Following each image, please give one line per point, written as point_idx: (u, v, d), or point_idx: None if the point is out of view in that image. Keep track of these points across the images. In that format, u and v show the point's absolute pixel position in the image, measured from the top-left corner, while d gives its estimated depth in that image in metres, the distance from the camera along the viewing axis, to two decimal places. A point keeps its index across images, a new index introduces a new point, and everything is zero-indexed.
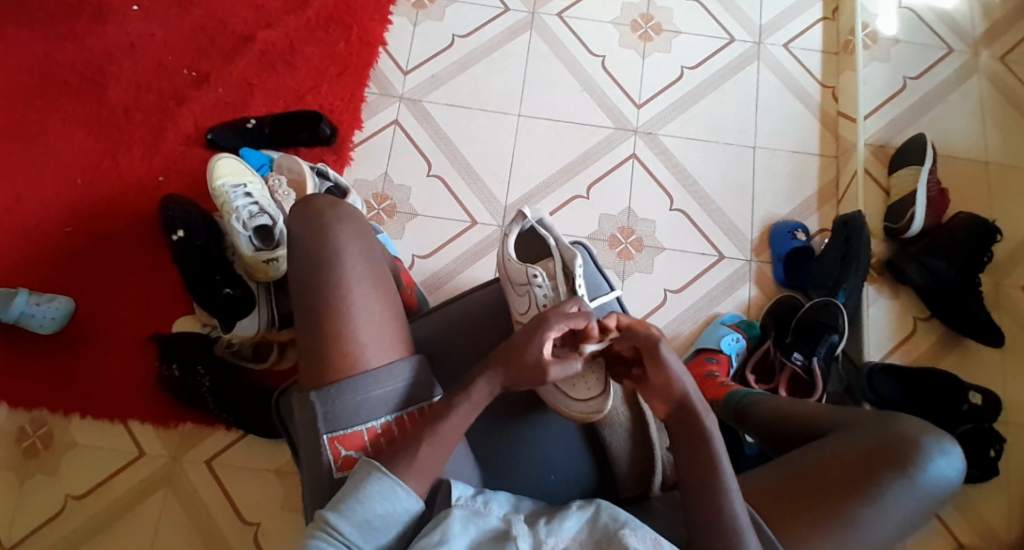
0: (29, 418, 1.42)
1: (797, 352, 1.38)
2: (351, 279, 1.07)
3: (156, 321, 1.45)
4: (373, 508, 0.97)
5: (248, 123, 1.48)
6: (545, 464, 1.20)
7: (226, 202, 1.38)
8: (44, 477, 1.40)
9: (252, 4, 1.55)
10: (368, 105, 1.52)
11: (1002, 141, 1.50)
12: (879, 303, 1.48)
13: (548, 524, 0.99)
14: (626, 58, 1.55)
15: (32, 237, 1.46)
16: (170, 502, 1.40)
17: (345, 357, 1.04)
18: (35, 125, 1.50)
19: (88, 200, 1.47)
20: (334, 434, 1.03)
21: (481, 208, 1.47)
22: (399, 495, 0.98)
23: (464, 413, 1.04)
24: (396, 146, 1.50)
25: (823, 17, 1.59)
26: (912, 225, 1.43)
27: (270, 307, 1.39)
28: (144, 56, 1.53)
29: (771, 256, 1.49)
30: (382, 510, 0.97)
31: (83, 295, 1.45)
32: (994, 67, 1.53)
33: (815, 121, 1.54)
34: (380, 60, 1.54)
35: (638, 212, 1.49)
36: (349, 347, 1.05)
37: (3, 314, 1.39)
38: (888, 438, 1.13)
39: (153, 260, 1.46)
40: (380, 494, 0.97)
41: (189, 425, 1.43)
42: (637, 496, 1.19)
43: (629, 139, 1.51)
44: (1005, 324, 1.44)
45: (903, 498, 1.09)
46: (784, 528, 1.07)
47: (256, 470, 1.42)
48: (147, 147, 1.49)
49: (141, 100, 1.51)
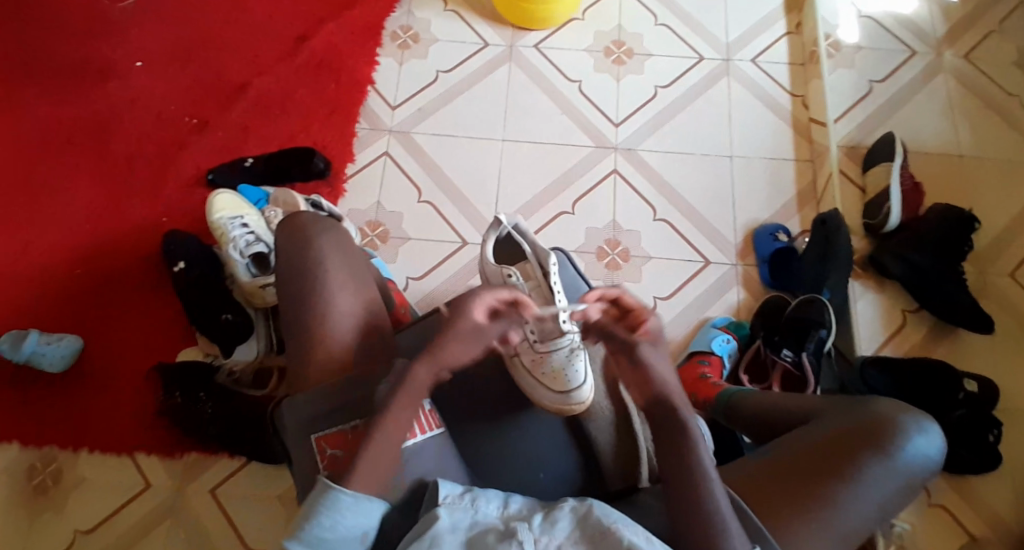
0: (40, 454, 1.44)
1: (786, 349, 1.40)
2: (334, 289, 1.10)
3: (159, 353, 1.49)
4: (326, 522, 0.95)
5: (245, 162, 1.56)
6: (536, 462, 1.17)
7: (224, 234, 1.44)
8: (53, 514, 1.41)
9: (250, 54, 1.66)
10: (360, 139, 1.60)
11: (972, 135, 1.55)
12: (866, 298, 1.48)
13: (541, 523, 0.98)
14: (601, 81, 1.63)
15: (43, 279, 1.52)
16: (176, 532, 1.40)
17: (325, 363, 1.07)
18: (45, 175, 1.58)
19: (95, 243, 1.54)
20: (321, 434, 1.03)
21: (469, 227, 1.53)
22: (353, 506, 0.96)
23: (402, 401, 1.02)
24: (387, 176, 1.57)
25: (788, 31, 1.67)
26: (889, 220, 1.46)
27: (269, 332, 1.46)
28: (149, 107, 1.63)
29: (755, 259, 1.52)
30: (338, 522, 0.96)
31: (89, 333, 1.50)
32: (959, 65, 1.60)
33: (788, 129, 1.60)
34: (369, 98, 1.63)
35: (623, 224, 1.54)
36: (331, 354, 1.07)
37: (14, 354, 1.43)
38: (866, 420, 1.11)
39: (158, 296, 1.52)
40: (338, 511, 0.95)
41: (193, 454, 1.45)
42: (624, 489, 1.15)
43: (609, 156, 1.58)
44: (994, 313, 1.45)
45: (882, 480, 1.07)
46: (768, 514, 1.05)
47: (260, 497, 1.43)
48: (153, 190, 1.57)
49: (146, 146, 1.60)
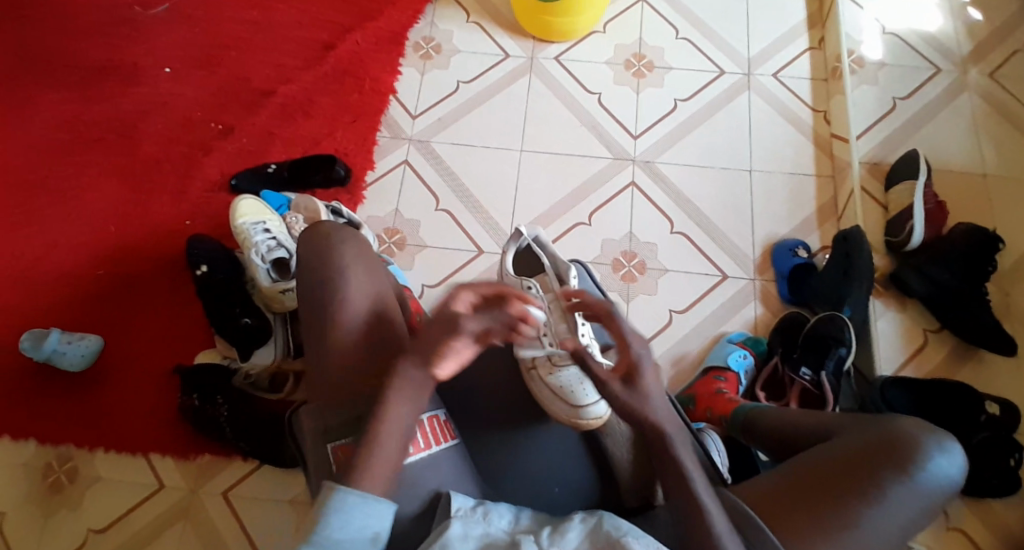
0: (56, 453, 1.46)
1: (805, 367, 1.37)
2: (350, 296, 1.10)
3: (176, 355, 1.50)
4: (335, 524, 0.95)
5: (268, 168, 1.58)
6: (550, 475, 1.18)
7: (246, 238, 1.46)
8: (68, 511, 1.42)
9: (273, 62, 1.68)
10: (380, 147, 1.61)
11: (997, 153, 1.53)
12: (887, 316, 1.46)
13: (551, 536, 0.98)
14: (621, 93, 1.64)
15: (65, 280, 1.54)
16: (189, 534, 1.41)
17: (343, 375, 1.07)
18: (71, 178, 1.61)
19: (118, 245, 1.56)
20: (335, 443, 1.04)
21: (486, 236, 1.53)
22: (363, 505, 0.97)
23: (403, 399, 1.02)
24: (406, 184, 1.58)
25: (810, 46, 1.67)
26: (912, 238, 1.44)
27: (286, 336, 1.47)
28: (174, 112, 1.65)
29: (774, 275, 1.50)
30: (347, 524, 0.96)
31: (109, 334, 1.51)
32: (983, 84, 1.59)
33: (809, 144, 1.59)
34: (390, 107, 1.65)
35: (640, 236, 1.53)
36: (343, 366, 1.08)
37: (35, 353, 1.46)
38: (887, 440, 1.09)
39: (177, 298, 1.53)
40: (346, 509, 0.96)
41: (207, 456, 1.45)
42: (640, 506, 1.16)
43: (628, 168, 1.58)
44: (1018, 334, 1.43)
45: (903, 501, 1.05)
46: (784, 532, 1.04)
47: (271, 501, 1.43)
48: (175, 194, 1.59)
49: (171, 152, 1.62)
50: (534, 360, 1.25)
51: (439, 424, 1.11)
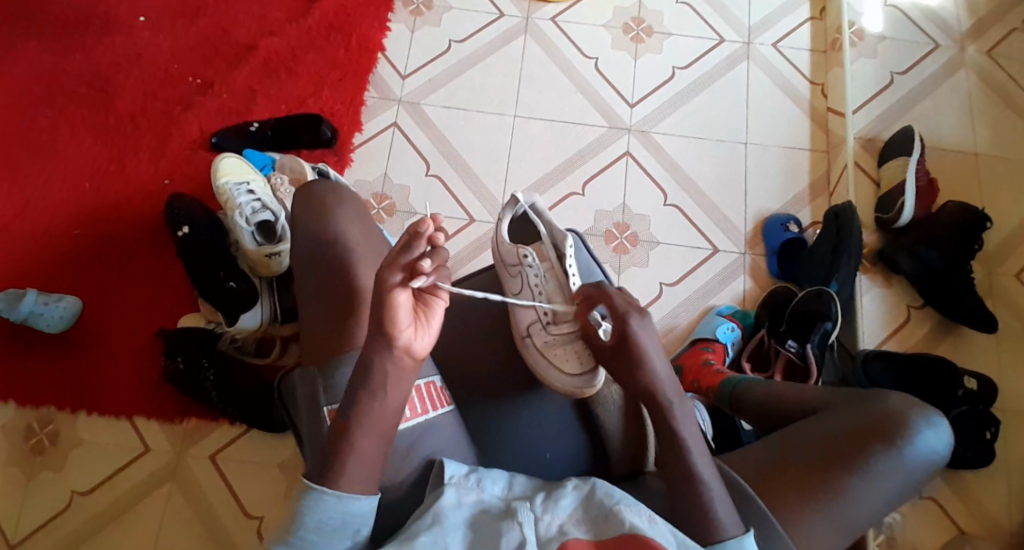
0: (37, 415, 1.42)
1: (792, 340, 1.36)
2: (356, 259, 1.05)
3: (158, 319, 1.46)
4: (309, 524, 0.90)
5: (250, 127, 1.52)
6: (540, 442, 1.13)
7: (229, 199, 1.40)
8: (50, 474, 1.39)
9: (255, 14, 1.61)
10: (368, 108, 1.57)
11: (989, 133, 1.54)
12: (873, 292, 1.47)
13: (545, 501, 0.93)
14: (618, 59, 1.61)
15: (40, 239, 1.48)
16: (175, 496, 1.38)
17: (353, 332, 1.02)
18: (44, 133, 1.54)
19: (96, 202, 1.51)
20: (334, 407, 0.99)
21: (478, 205, 1.51)
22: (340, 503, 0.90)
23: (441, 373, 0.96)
24: (395, 146, 1.54)
25: (811, 16, 1.65)
26: (902, 215, 1.45)
27: (273, 302, 1.41)
28: (151, 65, 1.58)
29: (765, 249, 1.50)
30: (322, 525, 0.90)
31: (87, 296, 1.46)
32: (980, 61, 1.59)
33: (805, 117, 1.58)
34: (379, 66, 1.60)
35: (633, 207, 1.52)
36: (354, 323, 1.02)
37: (10, 314, 1.39)
38: (876, 413, 1.07)
39: (160, 260, 1.49)
40: (320, 511, 0.90)
41: (193, 420, 1.42)
42: (631, 472, 1.10)
43: (623, 137, 1.56)
44: (999, 312, 1.45)
45: (890, 474, 1.03)
46: (773, 505, 1.01)
47: (260, 464, 1.41)
48: (154, 152, 1.53)
49: (148, 107, 1.56)
50: (529, 328, 1.18)
51: (435, 390, 1.06)
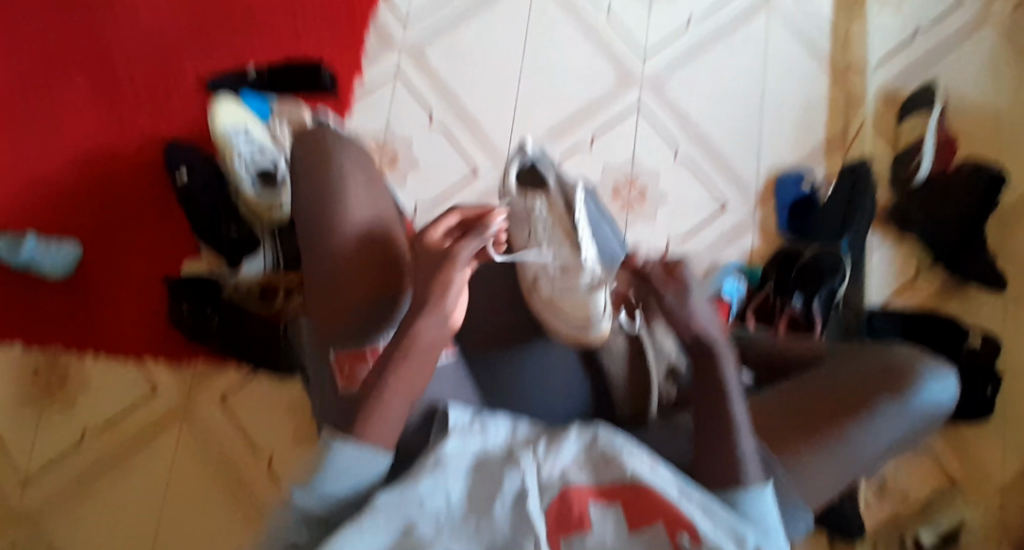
0: (46, 355, 1.43)
1: (798, 295, 1.35)
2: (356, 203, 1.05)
3: (166, 262, 1.47)
4: (328, 476, 0.88)
5: (248, 74, 1.52)
6: (542, 386, 1.12)
7: (228, 146, 1.39)
8: (60, 412, 1.41)
9: None
10: (368, 55, 1.55)
11: (1012, 91, 1.50)
12: (882, 250, 1.45)
13: (546, 448, 0.91)
14: (634, 6, 1.57)
15: (49, 182, 1.49)
16: (185, 434, 1.41)
17: (358, 278, 1.02)
18: (51, 74, 1.53)
19: (104, 145, 1.51)
20: (342, 350, 1.00)
21: (482, 156, 1.50)
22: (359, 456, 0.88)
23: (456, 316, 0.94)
24: (399, 95, 1.53)
25: None
26: (919, 171, 1.43)
27: (275, 249, 1.39)
28: (158, 7, 1.57)
29: (776, 205, 1.48)
30: (342, 477, 0.88)
31: (95, 238, 1.48)
32: (1009, 15, 1.54)
33: (824, 71, 1.55)
34: (387, 10, 1.57)
35: (643, 161, 1.50)
36: (358, 267, 1.02)
37: (12, 257, 1.41)
38: (883, 363, 1.06)
39: (170, 204, 1.49)
40: (340, 462, 0.88)
41: (201, 362, 1.44)
42: (633, 417, 1.13)
43: (634, 90, 1.53)
44: (1011, 273, 1.43)
45: (895, 421, 1.03)
46: (778, 451, 1.00)
47: (268, 405, 1.42)
48: (161, 96, 1.53)
49: (155, 50, 1.55)
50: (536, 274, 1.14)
51: None
